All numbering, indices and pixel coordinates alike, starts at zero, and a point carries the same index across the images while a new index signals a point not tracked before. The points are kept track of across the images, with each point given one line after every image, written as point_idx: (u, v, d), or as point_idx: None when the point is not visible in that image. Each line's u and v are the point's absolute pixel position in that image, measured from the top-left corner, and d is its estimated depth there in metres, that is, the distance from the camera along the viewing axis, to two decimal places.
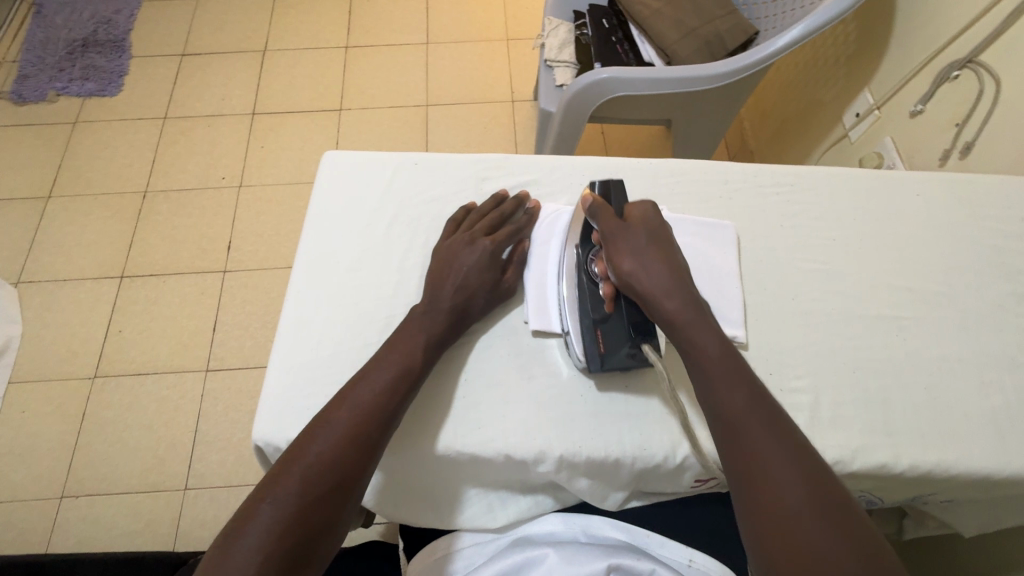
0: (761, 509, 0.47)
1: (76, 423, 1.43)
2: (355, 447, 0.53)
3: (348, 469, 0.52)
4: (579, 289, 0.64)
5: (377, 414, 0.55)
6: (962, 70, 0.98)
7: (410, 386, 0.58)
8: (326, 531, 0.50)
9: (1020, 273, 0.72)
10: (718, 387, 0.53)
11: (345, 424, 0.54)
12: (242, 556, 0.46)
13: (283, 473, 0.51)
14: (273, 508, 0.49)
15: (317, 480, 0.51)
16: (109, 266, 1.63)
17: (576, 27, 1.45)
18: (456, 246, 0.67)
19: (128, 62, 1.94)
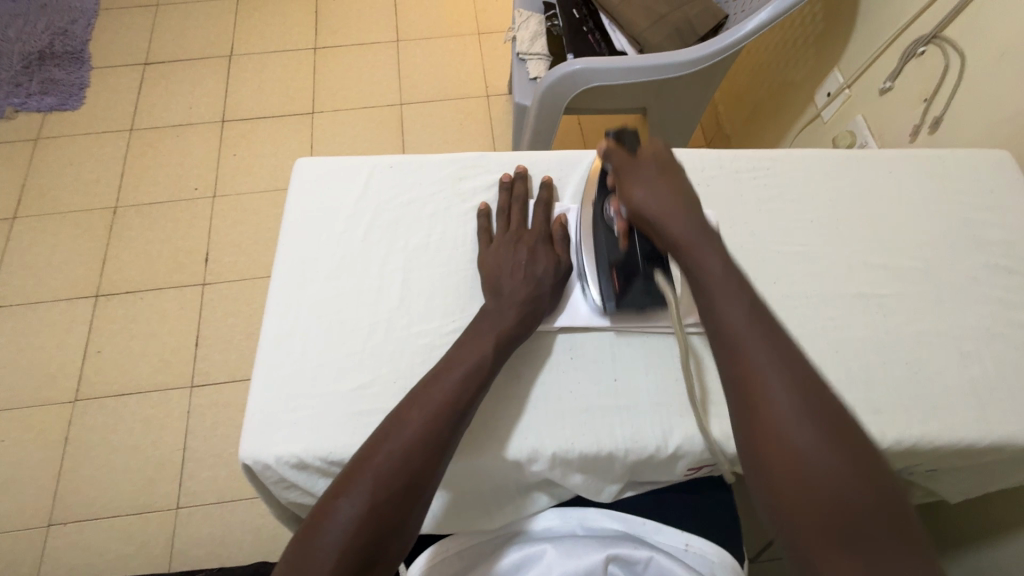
0: (769, 446, 0.47)
1: (58, 449, 1.40)
2: (428, 450, 0.52)
3: (419, 471, 0.52)
4: (596, 231, 0.67)
5: (450, 413, 0.54)
6: (928, 46, 0.99)
7: (480, 387, 0.57)
8: (399, 531, 0.50)
9: (991, 244, 0.74)
10: (721, 302, 0.55)
11: (416, 425, 0.53)
12: (323, 552, 0.47)
13: (354, 474, 0.51)
14: (349, 505, 0.49)
15: (389, 482, 0.50)
16: (83, 286, 1.58)
17: (546, 18, 1.43)
18: (503, 246, 0.68)
19: (89, 74, 1.88)
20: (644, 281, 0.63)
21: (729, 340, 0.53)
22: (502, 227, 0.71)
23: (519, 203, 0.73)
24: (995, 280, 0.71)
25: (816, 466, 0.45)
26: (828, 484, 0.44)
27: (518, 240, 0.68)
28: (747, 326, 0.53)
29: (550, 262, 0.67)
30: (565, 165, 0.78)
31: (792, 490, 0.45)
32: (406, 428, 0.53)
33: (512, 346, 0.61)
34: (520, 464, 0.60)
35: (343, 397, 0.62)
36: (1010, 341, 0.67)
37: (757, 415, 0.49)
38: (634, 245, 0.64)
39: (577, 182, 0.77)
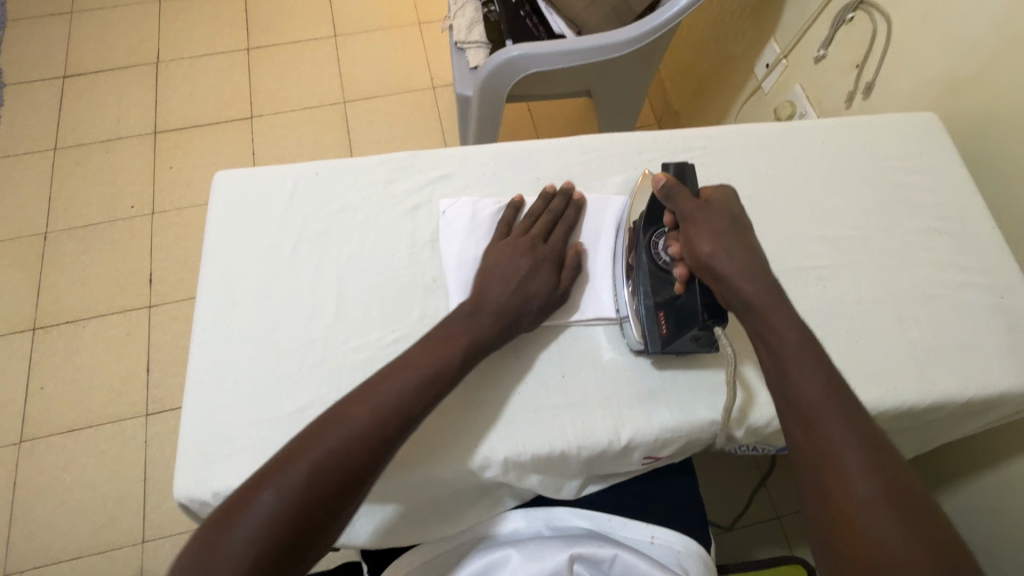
0: (832, 503, 0.46)
1: (7, 495, 1.32)
2: (369, 451, 0.50)
3: (356, 472, 0.49)
4: (645, 266, 0.62)
5: (397, 413, 0.52)
6: (856, 12, 1.00)
7: (437, 393, 0.55)
8: (323, 533, 0.48)
9: (923, 207, 0.75)
10: (792, 370, 0.52)
11: (361, 424, 0.51)
12: (233, 548, 0.44)
13: (286, 463, 0.48)
14: (270, 502, 0.46)
15: (321, 478, 0.48)
16: (17, 319, 1.49)
17: (483, 5, 1.37)
18: (507, 251, 0.65)
19: (1, 91, 1.75)
20: (699, 330, 0.59)
21: (799, 407, 0.51)
22: (528, 227, 0.68)
23: (556, 212, 0.69)
24: (929, 242, 0.73)
25: (896, 562, 0.42)
26: (909, 570, 0.41)
27: (531, 249, 0.65)
28: (822, 397, 0.50)
29: (549, 282, 0.64)
30: (501, 158, 0.75)
31: (859, 553, 0.43)
32: (350, 424, 0.51)
33: (479, 355, 0.59)
34: (469, 471, 0.59)
35: (279, 423, 0.59)
36: (946, 301, 0.69)
37: (831, 490, 0.46)
38: (692, 294, 0.60)
39: (517, 175, 0.74)
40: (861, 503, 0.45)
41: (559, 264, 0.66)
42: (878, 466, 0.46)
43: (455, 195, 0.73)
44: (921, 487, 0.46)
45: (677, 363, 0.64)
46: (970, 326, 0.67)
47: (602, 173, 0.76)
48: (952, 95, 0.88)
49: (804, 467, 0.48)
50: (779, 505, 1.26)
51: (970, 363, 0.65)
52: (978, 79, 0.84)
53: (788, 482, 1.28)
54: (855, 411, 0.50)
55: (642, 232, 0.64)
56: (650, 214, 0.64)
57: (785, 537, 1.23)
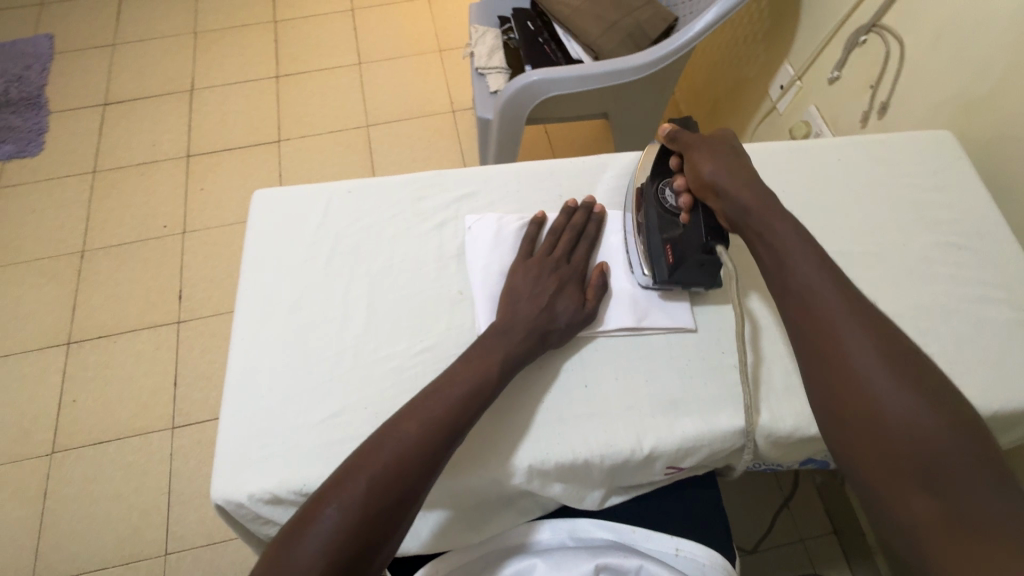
0: (835, 369, 0.54)
1: (38, 504, 1.35)
2: (422, 463, 0.53)
3: (410, 484, 0.52)
4: (652, 207, 0.69)
5: (447, 426, 0.55)
6: (868, 35, 1.02)
7: (479, 406, 0.57)
8: (384, 544, 0.50)
9: (939, 223, 0.76)
10: (807, 276, 0.58)
11: (413, 438, 0.54)
12: (305, 558, 0.47)
13: (345, 479, 0.51)
14: (337, 514, 0.49)
15: (380, 490, 0.51)
16: (53, 334, 1.54)
17: (503, 32, 1.45)
18: (533, 271, 0.67)
19: (47, 119, 1.85)
20: (703, 254, 0.65)
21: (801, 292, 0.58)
22: (548, 247, 0.70)
23: (576, 233, 0.71)
24: (948, 258, 0.73)
25: (889, 407, 0.50)
26: (899, 413, 0.50)
27: (554, 269, 0.67)
28: (834, 301, 0.56)
29: (574, 300, 0.66)
30: (523, 177, 0.78)
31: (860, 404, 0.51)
32: (404, 439, 0.53)
33: (516, 368, 0.61)
34: (498, 482, 0.60)
35: (312, 429, 0.61)
36: (967, 316, 0.69)
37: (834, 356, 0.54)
38: (697, 218, 0.66)
39: (537, 193, 0.77)
40: (865, 379, 0.52)
41: (581, 284, 0.68)
42: (876, 339, 0.54)
43: (480, 212, 0.76)
44: (907, 344, 0.53)
45: (699, 375, 0.65)
46: (993, 340, 0.68)
47: (617, 192, 0.78)
48: (966, 114, 0.89)
49: (807, 346, 0.56)
50: (802, 526, 1.24)
51: (995, 378, 0.65)
52: (992, 98, 0.85)
53: (811, 504, 1.26)
54: (860, 303, 0.57)
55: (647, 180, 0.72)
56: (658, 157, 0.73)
57: (810, 559, 1.20)
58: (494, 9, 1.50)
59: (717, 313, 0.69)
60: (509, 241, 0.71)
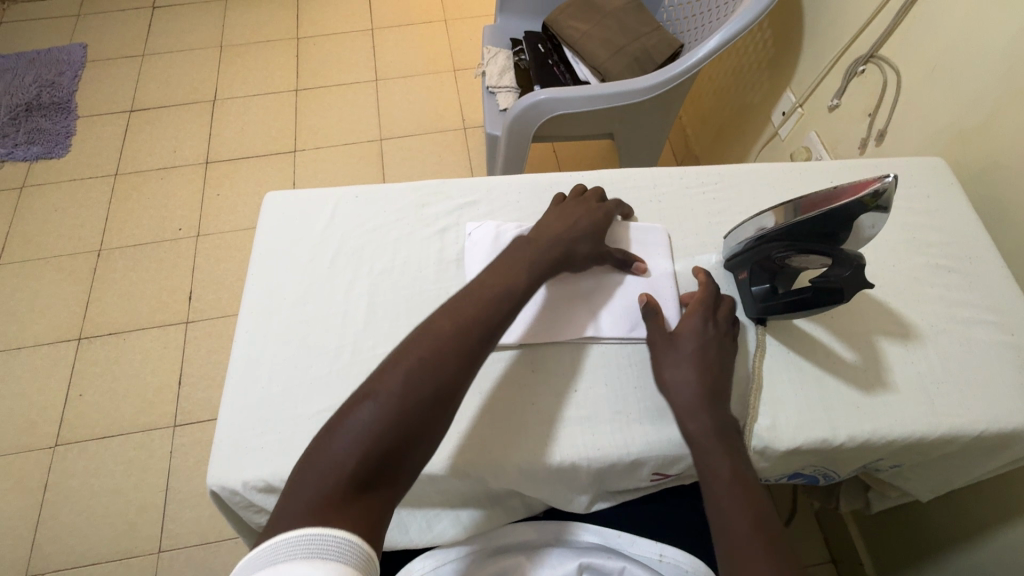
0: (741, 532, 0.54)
1: (39, 496, 1.37)
2: (459, 358, 0.55)
3: (447, 381, 0.53)
4: (760, 249, 0.67)
5: (481, 332, 0.57)
6: (867, 65, 1.05)
7: (510, 311, 0.60)
8: (424, 439, 0.51)
9: (929, 245, 0.77)
10: (716, 464, 0.58)
11: (450, 335, 0.56)
12: (344, 448, 0.49)
13: (386, 373, 0.52)
14: (375, 408, 0.50)
15: (415, 386, 0.52)
16: (66, 329, 1.59)
17: (514, 53, 1.50)
18: (567, 214, 0.73)
19: (75, 123, 1.93)
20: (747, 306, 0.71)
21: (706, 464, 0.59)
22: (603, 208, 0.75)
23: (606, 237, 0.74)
24: (937, 279, 0.74)
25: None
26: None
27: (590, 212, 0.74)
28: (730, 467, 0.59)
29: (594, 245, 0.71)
30: (523, 189, 0.81)
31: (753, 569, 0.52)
32: (438, 335, 0.55)
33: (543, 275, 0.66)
34: (485, 479, 0.62)
35: (307, 420, 0.63)
36: (954, 337, 0.70)
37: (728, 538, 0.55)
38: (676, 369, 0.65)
39: (536, 205, 0.80)
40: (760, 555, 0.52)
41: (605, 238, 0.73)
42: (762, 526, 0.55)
43: (480, 219, 0.78)
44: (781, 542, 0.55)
45: None
46: (981, 363, 0.68)
47: None
48: (960, 143, 0.92)
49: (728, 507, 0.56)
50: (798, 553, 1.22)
51: (979, 399, 0.66)
52: (985, 128, 0.87)
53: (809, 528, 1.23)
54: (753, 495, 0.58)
55: (759, 239, 0.66)
56: (795, 247, 0.63)
57: None
58: (507, 31, 1.56)
59: None
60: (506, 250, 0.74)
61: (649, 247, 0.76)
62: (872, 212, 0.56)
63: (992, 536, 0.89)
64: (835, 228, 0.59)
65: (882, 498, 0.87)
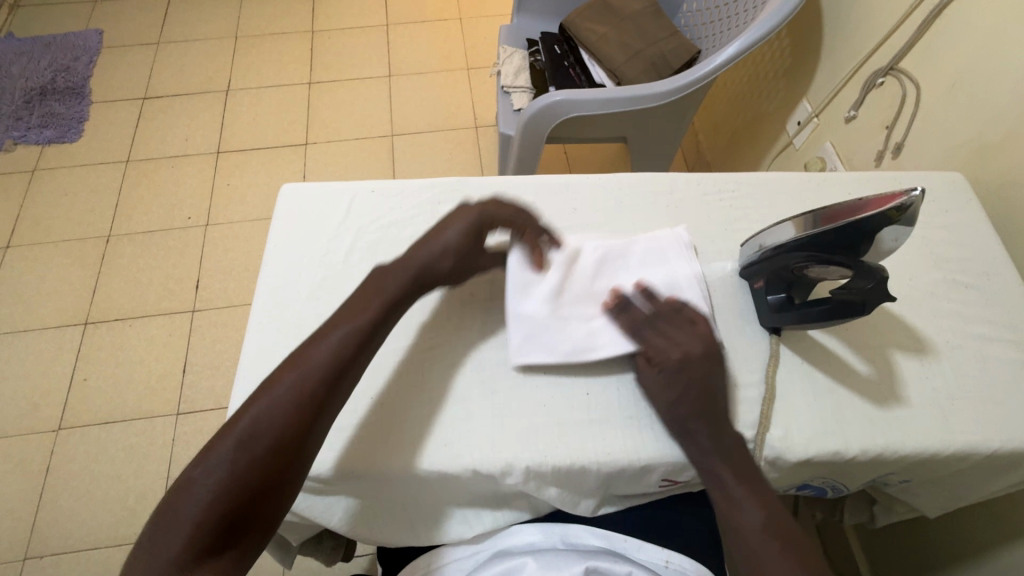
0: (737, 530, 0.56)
1: (40, 478, 1.38)
2: (295, 409, 0.53)
3: (286, 434, 0.52)
4: (778, 259, 0.66)
5: (322, 380, 0.55)
6: (886, 77, 1.05)
7: (353, 349, 0.58)
8: (269, 493, 0.51)
9: (947, 260, 0.77)
10: (720, 475, 0.59)
11: (284, 387, 0.54)
12: (185, 515, 0.49)
13: (223, 435, 0.52)
14: (206, 473, 0.50)
15: (251, 447, 0.51)
16: (72, 313, 1.59)
17: (530, 53, 1.50)
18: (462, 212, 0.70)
19: (88, 108, 1.93)
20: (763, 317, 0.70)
21: (716, 480, 0.59)
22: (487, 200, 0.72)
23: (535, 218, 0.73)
24: (953, 295, 0.74)
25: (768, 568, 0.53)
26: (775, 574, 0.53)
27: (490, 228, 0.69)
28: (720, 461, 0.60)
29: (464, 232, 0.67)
30: (539, 190, 0.81)
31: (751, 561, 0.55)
32: (277, 393, 0.54)
33: (396, 308, 0.63)
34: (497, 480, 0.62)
35: None
36: (969, 353, 0.70)
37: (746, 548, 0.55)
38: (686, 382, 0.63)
39: (551, 205, 0.80)
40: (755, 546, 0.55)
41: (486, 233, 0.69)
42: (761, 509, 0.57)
43: None
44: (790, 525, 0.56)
45: None
46: (995, 380, 0.68)
47: (631, 209, 0.80)
48: (978, 158, 0.91)
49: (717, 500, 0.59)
50: None
51: (993, 417, 0.65)
52: (1004, 144, 0.87)
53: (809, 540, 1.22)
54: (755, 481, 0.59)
55: (781, 249, 0.65)
56: (815, 257, 0.62)
57: None
58: (523, 32, 1.56)
59: (731, 329, 0.71)
60: None
61: (666, 252, 0.75)
62: (902, 218, 0.55)
63: (996, 555, 0.89)
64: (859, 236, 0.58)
65: (888, 512, 0.87)
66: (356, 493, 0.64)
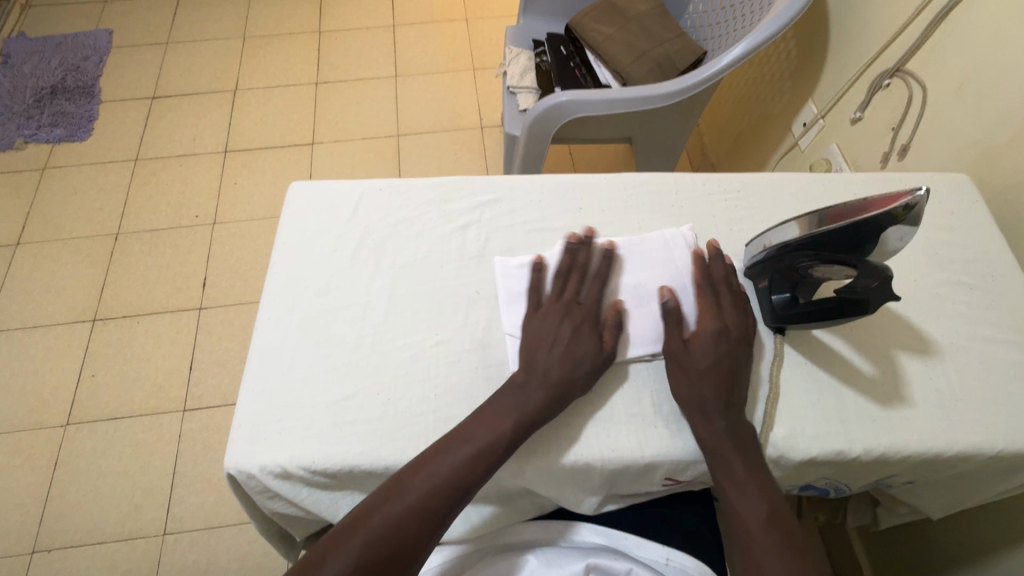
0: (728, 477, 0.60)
1: (48, 473, 1.39)
2: (422, 519, 0.54)
3: (409, 544, 0.53)
4: (784, 259, 0.66)
5: (444, 494, 0.55)
6: (892, 79, 1.05)
7: (490, 466, 0.57)
8: None
9: (952, 262, 0.77)
10: (733, 466, 0.60)
11: (413, 493, 0.55)
12: None
13: (348, 530, 0.53)
14: (335, 565, 0.51)
15: (380, 548, 0.52)
16: (81, 310, 1.60)
17: (536, 54, 1.51)
18: (552, 314, 0.67)
19: (98, 107, 1.95)
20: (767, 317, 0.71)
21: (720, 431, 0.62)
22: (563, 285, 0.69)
23: (569, 263, 0.71)
24: (958, 296, 0.74)
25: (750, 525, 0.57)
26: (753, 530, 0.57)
27: (567, 314, 0.67)
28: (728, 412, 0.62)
29: (593, 348, 0.65)
30: (545, 189, 0.81)
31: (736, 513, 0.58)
32: (405, 498, 0.55)
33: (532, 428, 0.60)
34: (500, 477, 0.62)
35: (326, 409, 0.63)
36: (974, 354, 0.70)
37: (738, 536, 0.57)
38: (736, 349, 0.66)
39: (557, 204, 0.80)
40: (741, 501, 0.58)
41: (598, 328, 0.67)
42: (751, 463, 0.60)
43: (503, 217, 0.79)
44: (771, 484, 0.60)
45: None
46: (999, 381, 0.68)
47: (636, 209, 0.80)
48: (984, 161, 0.91)
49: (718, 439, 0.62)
50: None
51: (997, 419, 0.65)
52: (1010, 147, 0.87)
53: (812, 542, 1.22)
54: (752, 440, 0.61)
55: (783, 249, 0.65)
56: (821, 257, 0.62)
57: None
58: (529, 32, 1.57)
59: (737, 328, 0.71)
60: (520, 251, 0.76)
61: (671, 250, 0.75)
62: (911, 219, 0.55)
63: (999, 557, 0.89)
64: (866, 236, 0.58)
65: (891, 514, 0.87)
66: (361, 489, 0.64)
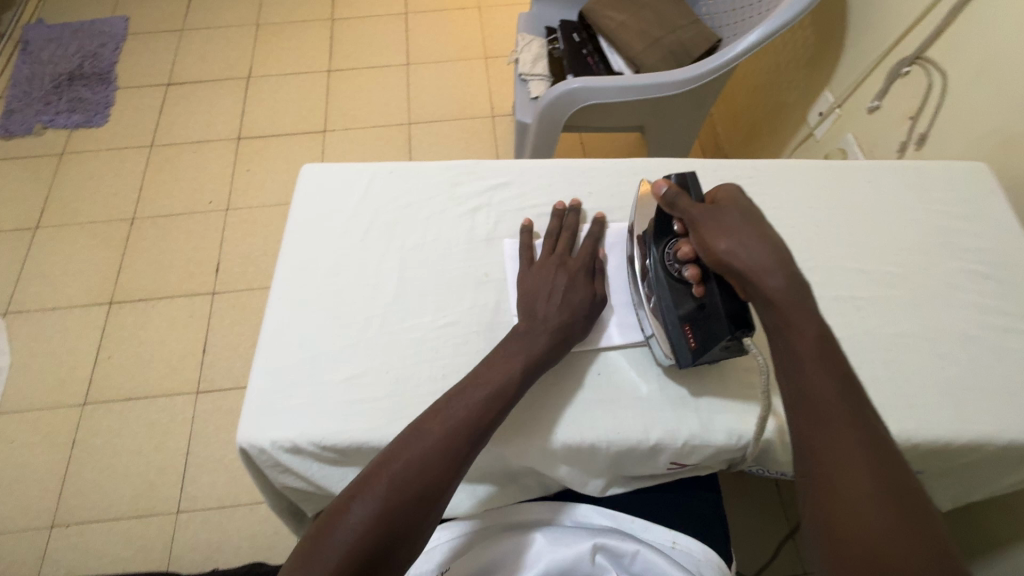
0: (823, 459, 0.50)
1: (65, 451, 1.43)
2: (445, 464, 0.54)
3: (433, 486, 0.53)
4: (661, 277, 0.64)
5: (463, 441, 0.55)
6: (912, 66, 1.03)
7: (503, 407, 0.58)
8: (411, 537, 0.52)
9: (967, 250, 0.76)
10: (836, 438, 0.50)
11: (436, 438, 0.55)
12: (333, 546, 0.49)
13: (372, 476, 0.53)
14: (362, 508, 0.51)
15: (406, 488, 0.52)
16: (98, 293, 1.63)
17: (548, 42, 1.50)
18: (546, 269, 0.69)
19: (114, 94, 1.97)
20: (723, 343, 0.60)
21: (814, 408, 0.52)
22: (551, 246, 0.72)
23: (557, 226, 0.74)
24: (973, 287, 0.73)
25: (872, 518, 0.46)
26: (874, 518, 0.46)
27: (561, 266, 0.69)
28: (827, 381, 0.52)
29: (588, 293, 0.68)
30: (553, 174, 0.81)
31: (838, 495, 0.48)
32: (426, 442, 0.54)
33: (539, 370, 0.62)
34: (503, 457, 0.63)
35: (336, 385, 0.64)
36: (986, 344, 0.69)
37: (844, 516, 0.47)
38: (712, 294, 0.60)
39: (567, 188, 0.80)
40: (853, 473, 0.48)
41: (591, 278, 0.69)
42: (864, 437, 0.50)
43: (513, 201, 0.79)
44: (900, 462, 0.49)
45: (710, 372, 0.67)
46: (1012, 372, 0.67)
47: None
48: (1004, 150, 0.89)
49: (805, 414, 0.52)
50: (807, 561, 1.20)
51: (1009, 410, 0.65)
52: None
53: None
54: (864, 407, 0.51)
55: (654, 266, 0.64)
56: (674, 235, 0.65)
57: None
58: (542, 20, 1.56)
59: None
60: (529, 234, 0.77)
61: None
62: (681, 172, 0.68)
63: (1008, 552, 0.88)
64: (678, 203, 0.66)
65: None
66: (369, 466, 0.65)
